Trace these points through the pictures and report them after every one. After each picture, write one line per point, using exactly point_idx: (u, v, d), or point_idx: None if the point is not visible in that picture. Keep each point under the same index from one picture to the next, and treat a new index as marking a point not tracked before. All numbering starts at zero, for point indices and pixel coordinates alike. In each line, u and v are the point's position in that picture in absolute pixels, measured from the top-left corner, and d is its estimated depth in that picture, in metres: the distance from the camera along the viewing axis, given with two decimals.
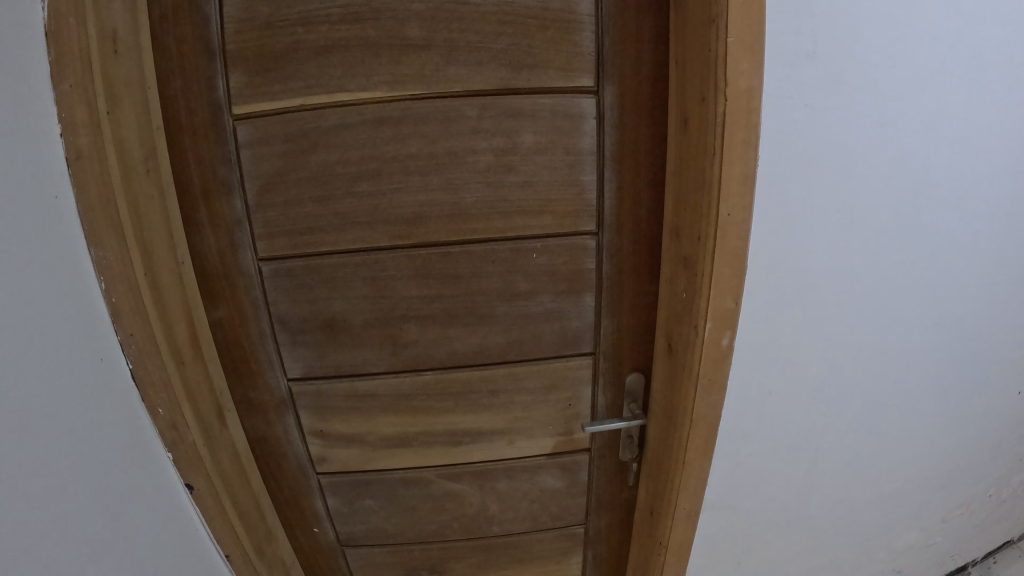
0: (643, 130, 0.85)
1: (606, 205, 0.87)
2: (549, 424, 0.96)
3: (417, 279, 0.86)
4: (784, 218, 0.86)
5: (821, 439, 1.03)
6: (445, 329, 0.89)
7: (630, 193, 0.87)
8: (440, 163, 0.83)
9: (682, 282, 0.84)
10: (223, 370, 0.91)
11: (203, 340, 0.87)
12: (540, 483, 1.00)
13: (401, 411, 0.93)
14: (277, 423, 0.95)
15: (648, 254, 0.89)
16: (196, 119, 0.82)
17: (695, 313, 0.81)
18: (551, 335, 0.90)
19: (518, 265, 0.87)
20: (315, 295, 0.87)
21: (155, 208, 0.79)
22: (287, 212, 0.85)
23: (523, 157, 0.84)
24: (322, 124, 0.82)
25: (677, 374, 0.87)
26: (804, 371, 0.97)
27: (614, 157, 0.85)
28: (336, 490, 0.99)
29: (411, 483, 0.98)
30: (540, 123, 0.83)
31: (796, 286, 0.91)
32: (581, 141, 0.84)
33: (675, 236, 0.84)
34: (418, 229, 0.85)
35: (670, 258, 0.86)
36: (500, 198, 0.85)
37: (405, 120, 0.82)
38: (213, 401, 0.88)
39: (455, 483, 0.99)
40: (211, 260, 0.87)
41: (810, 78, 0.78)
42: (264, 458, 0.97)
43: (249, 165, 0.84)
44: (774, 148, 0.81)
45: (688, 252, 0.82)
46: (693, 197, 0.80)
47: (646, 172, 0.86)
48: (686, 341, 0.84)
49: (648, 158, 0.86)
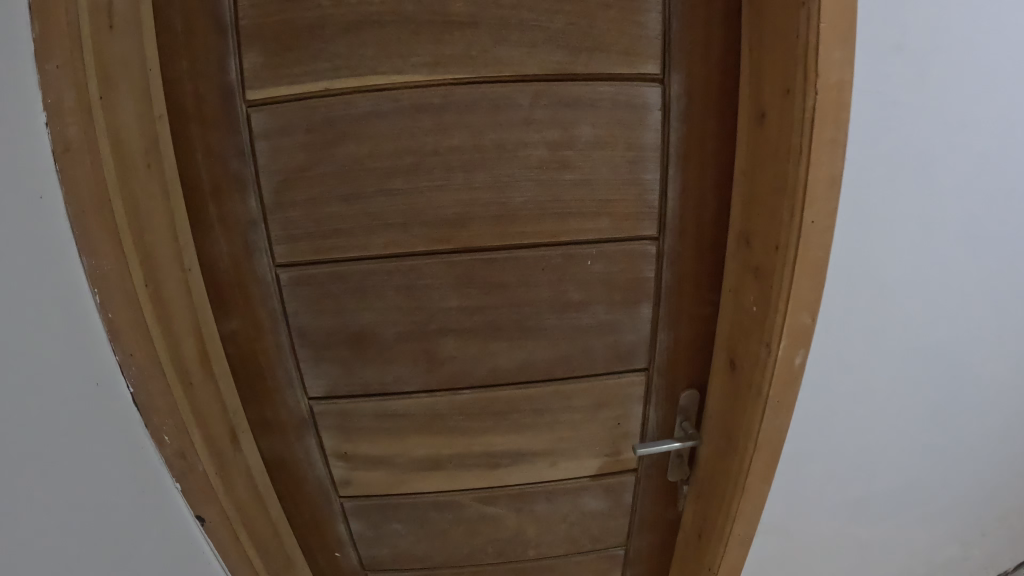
0: (713, 124, 0.76)
1: (669, 207, 0.79)
2: (595, 443, 0.88)
3: (458, 288, 0.77)
4: (862, 224, 0.78)
5: (880, 457, 0.98)
6: (488, 343, 0.79)
7: (695, 194, 0.78)
8: (487, 157, 0.73)
9: (753, 293, 0.76)
10: (236, 388, 0.81)
11: (213, 354, 0.78)
12: (582, 504, 0.93)
13: (436, 431, 0.84)
14: (296, 447, 0.85)
15: (712, 261, 0.81)
16: (205, 106, 0.72)
17: (768, 330, 0.74)
18: (603, 349, 0.82)
19: (570, 273, 0.79)
20: (341, 306, 0.77)
21: (157, 208, 0.69)
22: (310, 212, 0.74)
23: (579, 152, 0.75)
24: (351, 111, 0.71)
25: (741, 393, 0.80)
26: (867, 386, 0.91)
27: (680, 154, 0.77)
28: (361, 516, 0.90)
29: (444, 507, 0.90)
30: (598, 114, 0.75)
31: (868, 297, 0.84)
32: (643, 135, 0.76)
33: (746, 243, 0.76)
34: (460, 231, 0.75)
35: (738, 265, 0.78)
36: (553, 198, 0.76)
37: (447, 107, 0.72)
38: (226, 423, 0.79)
39: (491, 506, 0.90)
40: (223, 267, 0.77)
41: (897, 72, 0.70)
42: (281, 482, 0.87)
43: (265, 158, 0.73)
44: (859, 147, 0.74)
45: (761, 261, 0.74)
46: (770, 201, 0.71)
47: (713, 171, 0.78)
48: (754, 358, 0.77)
49: (716, 155, 0.77)
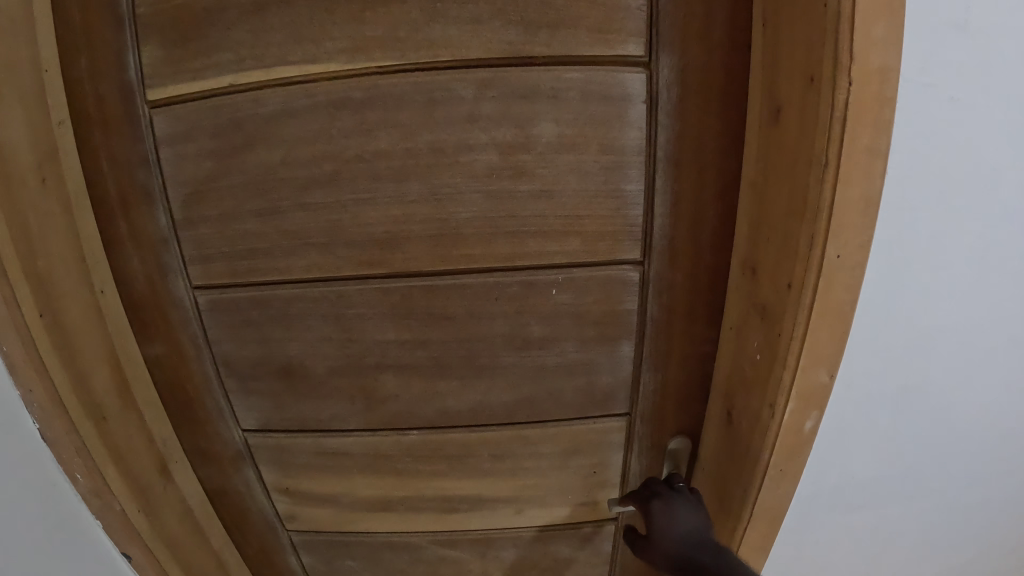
0: (713, 122, 0.59)
1: (656, 226, 0.62)
2: (566, 493, 0.76)
3: (394, 319, 0.65)
4: (906, 268, 0.58)
5: (924, 543, 0.78)
6: (435, 381, 0.68)
7: (690, 210, 0.62)
8: (421, 165, 0.59)
9: (756, 339, 0.60)
10: (168, 415, 0.75)
11: (135, 383, 0.71)
12: (555, 553, 0.82)
13: (381, 472, 0.74)
14: (235, 478, 0.78)
15: (708, 293, 0.65)
16: (106, 108, 0.62)
17: (771, 388, 0.58)
18: (574, 392, 0.69)
19: (530, 304, 0.64)
20: (265, 335, 0.67)
21: (57, 227, 0.61)
22: (222, 229, 0.64)
23: (540, 157, 0.59)
24: (260, 111, 0.60)
25: (737, 456, 0.65)
26: (905, 465, 0.70)
27: (670, 159, 0.60)
28: (311, 549, 0.83)
29: (399, 548, 0.81)
30: (565, 107, 0.57)
31: (915, 358, 0.63)
32: (623, 135, 0.59)
33: (752, 275, 0.60)
34: (394, 254, 0.63)
35: (740, 302, 0.62)
36: (506, 213, 0.61)
37: (371, 103, 0.58)
38: (155, 455, 0.72)
39: (451, 549, 0.81)
40: (139, 288, 0.69)
41: (962, 58, 0.50)
42: (223, 513, 0.81)
43: (172, 168, 0.64)
44: (906, 165, 0.53)
45: (768, 301, 0.58)
46: (783, 224, 0.55)
47: (712, 181, 0.61)
48: (753, 417, 0.61)
49: (717, 161, 0.61)
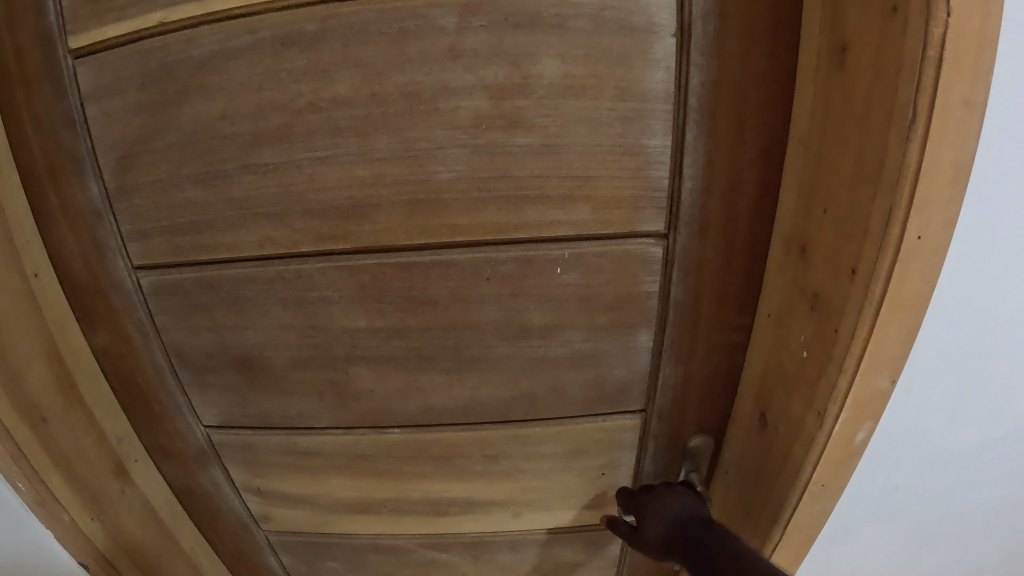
0: (759, 65, 0.47)
1: (684, 193, 0.50)
2: (569, 496, 0.67)
3: (365, 304, 0.55)
4: (1000, 252, 0.45)
5: (973, 560, 0.68)
6: (416, 375, 0.59)
7: (726, 173, 0.50)
8: (391, 115, 0.47)
9: (803, 333, 0.49)
10: (120, 410, 0.72)
11: (81, 378, 0.68)
12: (556, 556, 0.74)
13: (359, 473, 0.68)
14: (202, 476, 0.73)
15: (743, 274, 0.54)
16: (26, 63, 0.51)
17: (820, 394, 0.47)
18: (581, 387, 0.59)
19: (529, 286, 0.53)
20: (217, 322, 0.59)
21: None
22: (159, 199, 0.53)
23: (537, 104, 0.47)
24: (194, 54, 0.47)
25: (772, 467, 0.55)
26: (966, 480, 0.60)
27: (704, 109, 0.48)
28: (290, 549, 0.79)
29: (384, 549, 0.76)
30: (571, 41, 0.45)
31: (995, 362, 0.51)
32: (644, 76, 0.47)
33: (802, 255, 0.49)
34: (361, 224, 0.51)
35: (784, 287, 0.51)
36: (498, 172, 0.49)
37: (327, 39, 0.46)
38: (108, 453, 0.71)
39: (443, 552, 0.75)
40: (77, 268, 0.60)
41: None
42: (195, 506, 0.76)
43: (99, 128, 0.52)
44: (1004, 120, 0.41)
45: (823, 289, 0.47)
46: (845, 195, 0.43)
47: (755, 137, 0.49)
48: (792, 425, 0.51)
49: (761, 111, 0.49)
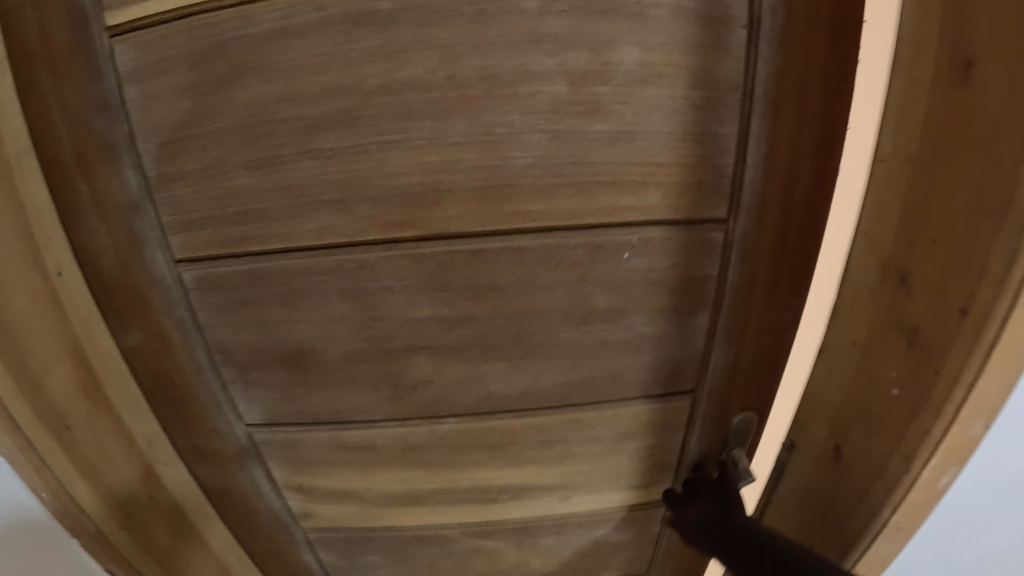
0: (821, 57, 0.48)
1: (746, 179, 0.51)
2: (619, 478, 0.69)
3: (430, 292, 0.54)
4: None
5: None
6: (477, 363, 0.58)
7: (786, 163, 0.51)
8: (467, 98, 0.46)
9: (893, 371, 0.54)
10: (147, 412, 0.69)
11: (108, 381, 0.65)
12: (602, 539, 0.76)
13: (409, 464, 0.67)
14: (241, 477, 0.71)
15: (796, 262, 0.56)
16: (51, 38, 0.46)
17: (913, 436, 0.52)
18: (641, 370, 0.60)
19: (597, 270, 0.53)
20: (265, 316, 0.57)
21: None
22: (207, 187, 0.50)
23: (615, 89, 0.46)
24: (253, 31, 0.44)
25: (845, 502, 0.59)
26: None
27: (770, 98, 0.48)
28: (329, 545, 0.78)
29: (426, 538, 0.75)
30: (651, 28, 0.45)
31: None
32: (719, 65, 0.47)
33: (899, 283, 0.52)
34: (431, 210, 0.50)
35: (880, 308, 0.55)
36: (574, 157, 0.48)
37: (402, 19, 0.44)
38: (137, 460, 0.68)
39: (488, 539, 0.76)
40: (107, 265, 0.56)
41: None
42: (229, 507, 0.75)
43: (138, 112, 0.48)
44: None
45: (923, 326, 0.51)
46: (959, 258, 0.47)
47: (814, 125, 0.50)
48: (875, 462, 0.56)
49: (822, 99, 0.49)
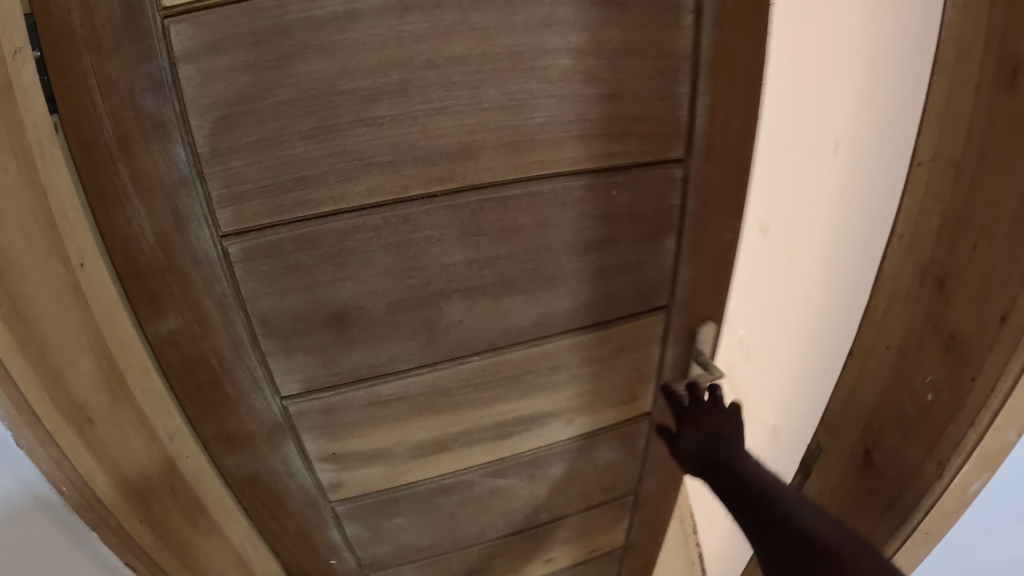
0: (746, 25, 0.62)
1: (697, 125, 0.66)
2: (610, 392, 0.87)
3: (465, 239, 0.65)
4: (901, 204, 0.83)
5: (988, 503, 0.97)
6: (501, 299, 0.71)
7: (724, 112, 0.66)
8: (499, 71, 0.56)
9: (930, 376, 0.89)
10: (168, 405, 0.70)
11: (130, 374, 0.66)
12: (596, 457, 0.95)
13: (438, 410, 0.78)
14: (273, 458, 0.75)
15: (739, 186, 0.72)
16: (100, 22, 0.48)
17: (955, 440, 0.86)
18: (626, 291, 0.76)
19: (594, 208, 0.68)
20: (313, 281, 0.63)
21: (19, 206, 0.54)
22: (264, 158, 0.55)
23: (607, 61, 0.60)
24: (315, 13, 0.50)
25: (925, 466, 0.91)
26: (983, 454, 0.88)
27: (711, 61, 0.62)
28: (355, 515, 0.85)
29: (447, 490, 0.88)
30: (631, 14, 0.58)
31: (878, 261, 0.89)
32: (676, 40, 0.61)
33: (939, 289, 0.86)
34: (468, 166, 0.61)
35: (921, 304, 0.89)
36: (577, 117, 0.62)
37: (447, 4, 0.52)
38: (158, 451, 0.70)
39: (503, 479, 0.91)
40: (144, 249, 0.58)
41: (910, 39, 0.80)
42: (256, 493, 0.78)
43: (193, 89, 0.51)
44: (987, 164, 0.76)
45: (956, 330, 0.84)
46: (976, 293, 0.81)
47: (746, 81, 0.65)
48: (941, 419, 0.88)
49: (750, 61, 0.64)
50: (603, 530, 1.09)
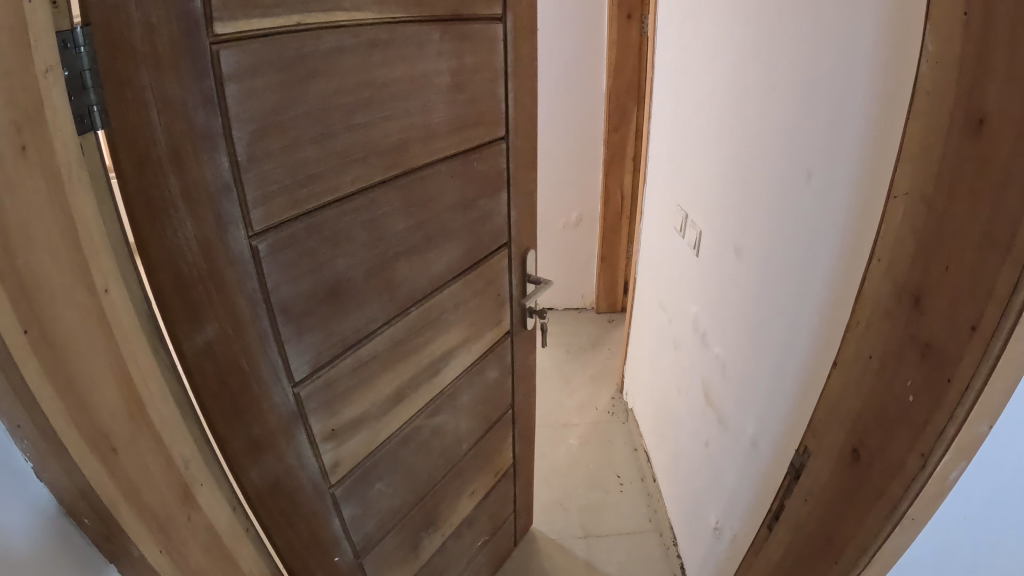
0: (523, 53, 1.03)
1: (509, 114, 1.05)
2: (488, 318, 1.19)
3: (405, 211, 0.90)
4: (759, 222, 1.09)
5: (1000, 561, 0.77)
6: (427, 254, 0.97)
7: (519, 104, 1.07)
8: (419, 86, 0.85)
9: (910, 379, 0.71)
10: (183, 429, 0.71)
11: (150, 401, 0.67)
12: (486, 376, 1.25)
13: (396, 361, 0.97)
14: (289, 454, 0.82)
15: (530, 148, 1.14)
16: (161, 47, 0.56)
17: (928, 442, 0.68)
18: (488, 236, 1.11)
19: (467, 176, 1.01)
20: (318, 261, 0.77)
21: (52, 230, 0.54)
22: (286, 161, 0.70)
23: (467, 77, 0.93)
24: (319, 47, 0.69)
25: (865, 488, 0.79)
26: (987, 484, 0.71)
27: (510, 74, 1.02)
28: (350, 494, 0.94)
29: (407, 439, 1.05)
30: (475, 49, 0.93)
31: (746, 261, 1.14)
32: (495, 60, 0.98)
33: (915, 304, 0.70)
34: (404, 154, 0.86)
35: (897, 322, 0.73)
36: (456, 114, 0.94)
37: (391, 42, 0.78)
38: (176, 477, 0.69)
39: (438, 416, 1.12)
40: (189, 260, 0.63)
41: (750, 76, 1.09)
42: (275, 499, 0.83)
43: (238, 106, 0.63)
44: (830, 199, 0.87)
45: (936, 340, 0.67)
46: (951, 303, 0.64)
47: (526, 87, 1.07)
48: (882, 453, 0.75)
49: (526, 74, 1.06)
50: (499, 449, 1.39)
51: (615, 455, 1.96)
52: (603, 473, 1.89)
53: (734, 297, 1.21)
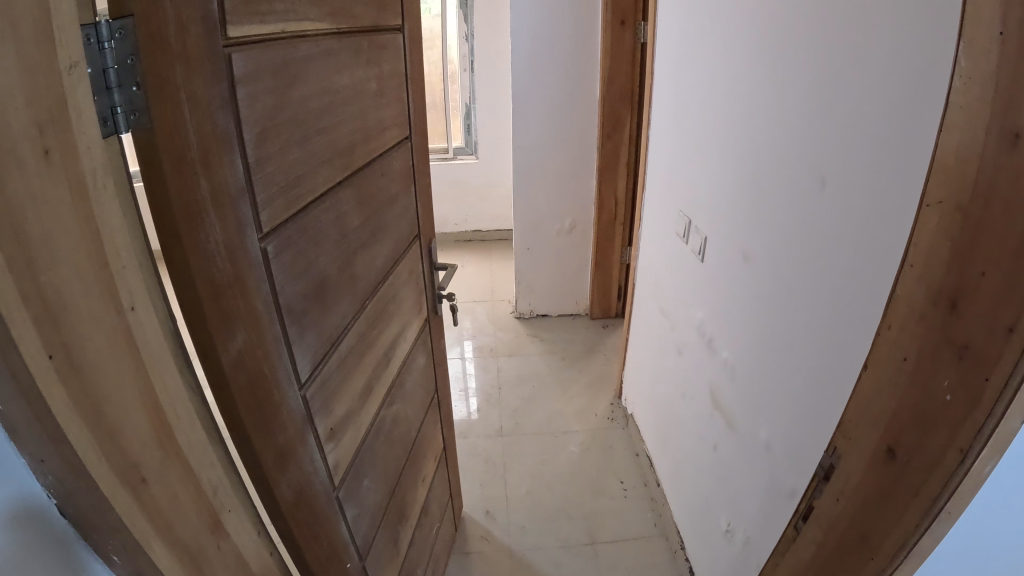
0: (414, 55, 1.07)
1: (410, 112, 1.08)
2: (413, 305, 1.19)
3: (357, 206, 0.89)
4: (762, 223, 1.10)
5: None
6: (373, 246, 0.96)
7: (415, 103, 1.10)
8: (360, 90, 0.86)
9: (947, 379, 0.65)
10: (209, 453, 0.66)
11: (178, 427, 0.61)
12: (416, 361, 1.24)
13: (364, 352, 0.96)
14: (306, 462, 0.78)
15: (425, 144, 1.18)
16: (191, 47, 0.53)
17: None
18: (405, 225, 1.12)
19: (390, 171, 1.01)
20: (308, 259, 0.76)
21: (80, 243, 0.48)
22: (281, 163, 0.68)
23: (387, 81, 0.96)
24: (298, 54, 0.69)
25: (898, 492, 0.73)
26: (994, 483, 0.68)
27: (408, 76, 1.05)
28: (348, 492, 0.92)
29: (377, 431, 1.04)
30: (389, 54, 0.96)
31: (752, 262, 1.15)
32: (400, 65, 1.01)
33: (952, 307, 0.64)
34: (355, 154, 0.87)
35: (933, 327, 0.67)
36: (382, 114, 0.95)
37: (341, 49, 0.79)
38: (204, 506, 0.64)
39: (394, 406, 1.11)
40: (221, 267, 0.60)
41: (754, 82, 1.12)
42: (301, 510, 0.79)
43: (246, 109, 0.61)
44: (834, 198, 0.89)
45: (973, 340, 0.62)
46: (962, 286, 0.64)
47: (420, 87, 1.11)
48: (916, 452, 0.70)
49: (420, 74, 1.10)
50: (433, 434, 1.40)
51: (615, 460, 1.97)
52: (608, 480, 1.90)
53: (741, 301, 1.21)
